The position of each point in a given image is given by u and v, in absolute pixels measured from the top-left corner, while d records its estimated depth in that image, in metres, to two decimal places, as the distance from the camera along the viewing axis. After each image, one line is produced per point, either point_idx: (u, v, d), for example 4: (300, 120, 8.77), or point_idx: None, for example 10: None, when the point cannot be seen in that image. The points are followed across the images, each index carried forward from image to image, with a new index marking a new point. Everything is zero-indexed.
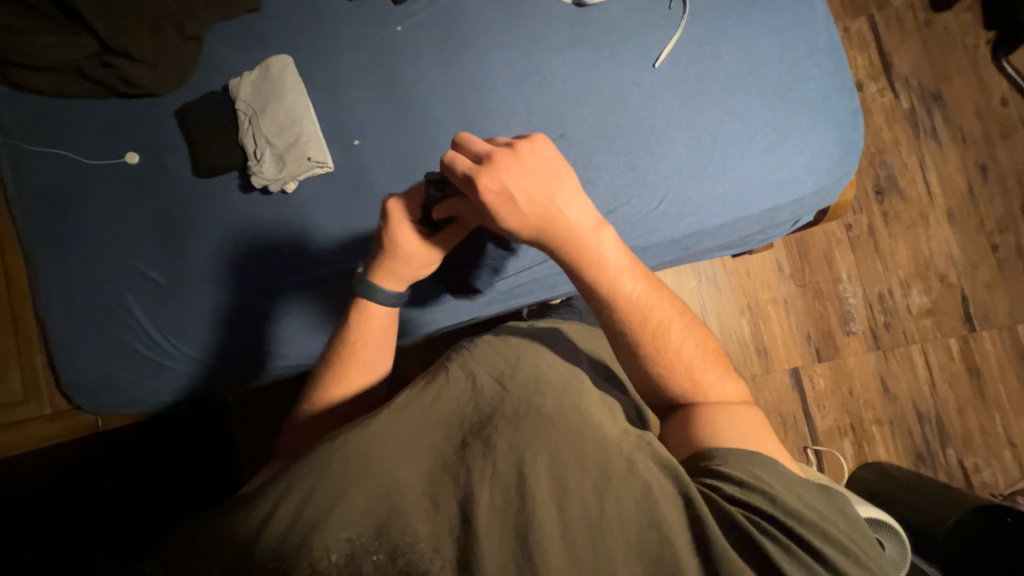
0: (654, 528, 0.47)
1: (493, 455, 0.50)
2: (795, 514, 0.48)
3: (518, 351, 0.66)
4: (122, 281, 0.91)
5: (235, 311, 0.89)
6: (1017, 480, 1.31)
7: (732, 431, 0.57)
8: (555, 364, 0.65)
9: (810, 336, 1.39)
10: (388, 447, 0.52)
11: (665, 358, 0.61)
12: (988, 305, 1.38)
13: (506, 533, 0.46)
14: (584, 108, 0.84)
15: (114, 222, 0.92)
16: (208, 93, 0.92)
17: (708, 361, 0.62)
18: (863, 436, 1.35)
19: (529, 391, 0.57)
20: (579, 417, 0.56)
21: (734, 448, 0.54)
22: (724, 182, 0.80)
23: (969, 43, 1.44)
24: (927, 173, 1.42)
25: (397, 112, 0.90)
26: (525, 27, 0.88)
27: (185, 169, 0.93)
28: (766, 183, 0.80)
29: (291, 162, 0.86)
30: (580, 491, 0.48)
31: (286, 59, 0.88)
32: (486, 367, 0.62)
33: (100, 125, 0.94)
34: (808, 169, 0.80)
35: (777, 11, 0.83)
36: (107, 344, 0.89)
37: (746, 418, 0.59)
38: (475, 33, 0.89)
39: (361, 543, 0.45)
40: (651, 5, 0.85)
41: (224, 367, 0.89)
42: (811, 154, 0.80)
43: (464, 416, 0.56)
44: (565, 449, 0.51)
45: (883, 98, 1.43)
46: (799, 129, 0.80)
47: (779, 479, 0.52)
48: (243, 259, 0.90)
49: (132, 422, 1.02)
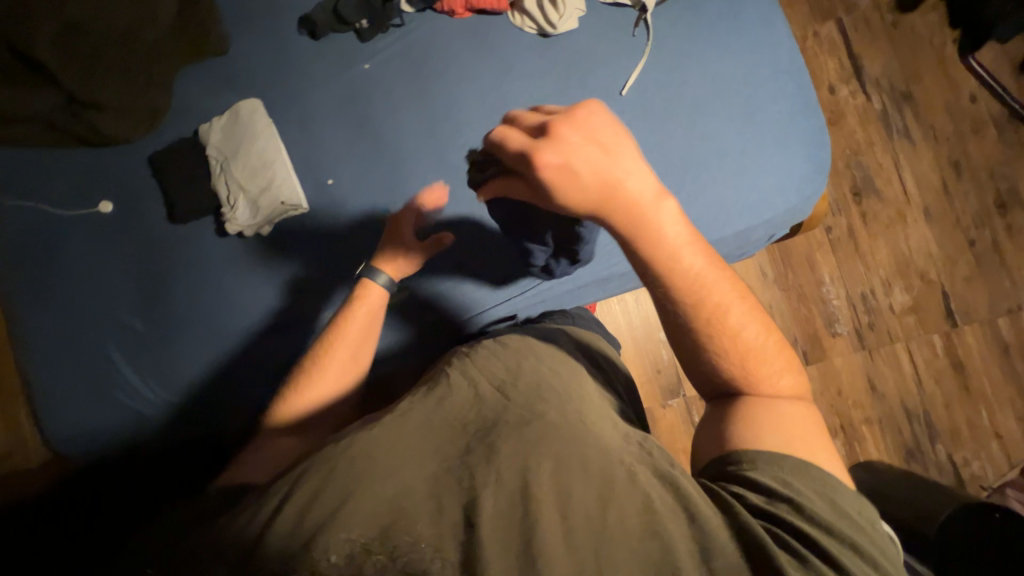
0: (657, 537, 0.46)
1: (496, 462, 0.51)
2: (818, 523, 0.49)
3: (517, 357, 0.69)
4: (104, 331, 0.90)
5: (242, 339, 0.89)
6: (1005, 471, 1.33)
7: (775, 431, 0.57)
8: (557, 369, 0.68)
9: (796, 339, 1.41)
10: (395, 451, 0.54)
11: (729, 346, 0.61)
12: (968, 299, 1.39)
13: (513, 540, 0.45)
14: None
15: (92, 273, 0.91)
16: (179, 140, 0.92)
17: (774, 359, 0.63)
18: (853, 435, 1.37)
19: (532, 401, 0.60)
20: (578, 424, 0.57)
21: (764, 452, 0.55)
22: (697, 207, 0.80)
23: (936, 42, 1.46)
24: (901, 172, 1.44)
25: (369, 149, 0.90)
26: (490, 57, 0.88)
27: (160, 216, 0.92)
28: (738, 207, 0.80)
29: (266, 205, 0.85)
30: (584, 495, 0.49)
31: (255, 102, 0.88)
32: (488, 376, 0.65)
33: (75, 175, 0.93)
34: (777, 191, 0.80)
35: (740, 33, 0.83)
36: (93, 395, 0.88)
37: (792, 415, 0.59)
38: (442, 65, 0.89)
39: (365, 546, 0.44)
40: (616, 32, 0.85)
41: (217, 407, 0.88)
42: (781, 175, 0.80)
43: (467, 422, 0.59)
44: (570, 456, 0.53)
45: (855, 100, 1.45)
46: (767, 151, 0.81)
47: (809, 485, 0.52)
48: (248, 289, 0.90)
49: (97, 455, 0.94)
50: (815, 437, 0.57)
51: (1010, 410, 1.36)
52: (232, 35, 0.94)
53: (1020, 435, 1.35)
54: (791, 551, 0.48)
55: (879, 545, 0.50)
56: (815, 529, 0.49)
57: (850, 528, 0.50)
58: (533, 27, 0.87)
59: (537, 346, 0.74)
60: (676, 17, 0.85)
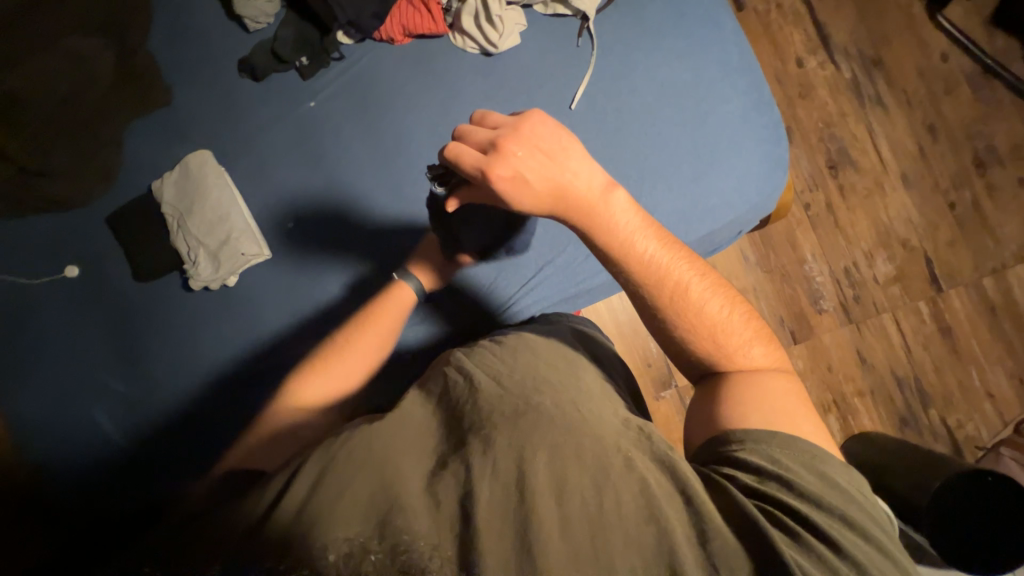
0: (653, 522, 0.47)
1: (492, 454, 0.50)
2: (810, 501, 0.50)
3: (515, 353, 0.66)
4: (86, 394, 0.90)
5: (229, 374, 0.89)
6: (999, 430, 1.34)
7: (761, 408, 0.57)
8: (553, 361, 0.66)
9: (783, 319, 1.40)
10: (391, 443, 0.53)
11: (695, 322, 0.63)
12: (952, 263, 1.39)
13: (508, 533, 0.45)
14: None
15: (66, 338, 0.91)
16: (135, 197, 0.91)
17: (744, 334, 0.64)
18: (846, 408, 1.37)
19: (528, 389, 0.58)
20: (573, 410, 0.56)
21: (753, 429, 0.55)
22: (657, 218, 0.81)
23: (903, 2, 1.43)
24: (876, 141, 1.41)
25: (321, 185, 0.90)
26: (445, 89, 0.89)
27: (126, 276, 0.92)
28: (699, 212, 0.81)
29: (226, 260, 0.86)
30: (580, 484, 0.49)
31: (205, 154, 0.88)
32: (484, 369, 0.62)
33: (36, 243, 0.92)
34: (736, 193, 0.81)
35: (687, 33, 0.84)
36: (80, 460, 0.88)
37: (774, 387, 0.60)
38: (402, 100, 0.89)
39: (364, 544, 0.43)
40: (560, 46, 0.86)
41: (209, 442, 0.87)
42: (738, 176, 0.81)
43: (463, 415, 0.56)
44: (566, 445, 0.51)
45: (824, 71, 1.42)
46: (722, 153, 0.81)
47: (799, 461, 0.53)
48: (235, 325, 0.90)
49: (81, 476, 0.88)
50: (804, 413, 0.58)
51: (1001, 369, 1.37)
52: (175, 84, 0.93)
53: (1011, 393, 1.36)
54: (784, 531, 0.48)
55: (870, 516, 0.50)
56: (806, 508, 0.50)
57: (840, 503, 0.50)
58: (475, 48, 0.88)
59: (534, 342, 0.70)
60: (619, 23, 0.85)
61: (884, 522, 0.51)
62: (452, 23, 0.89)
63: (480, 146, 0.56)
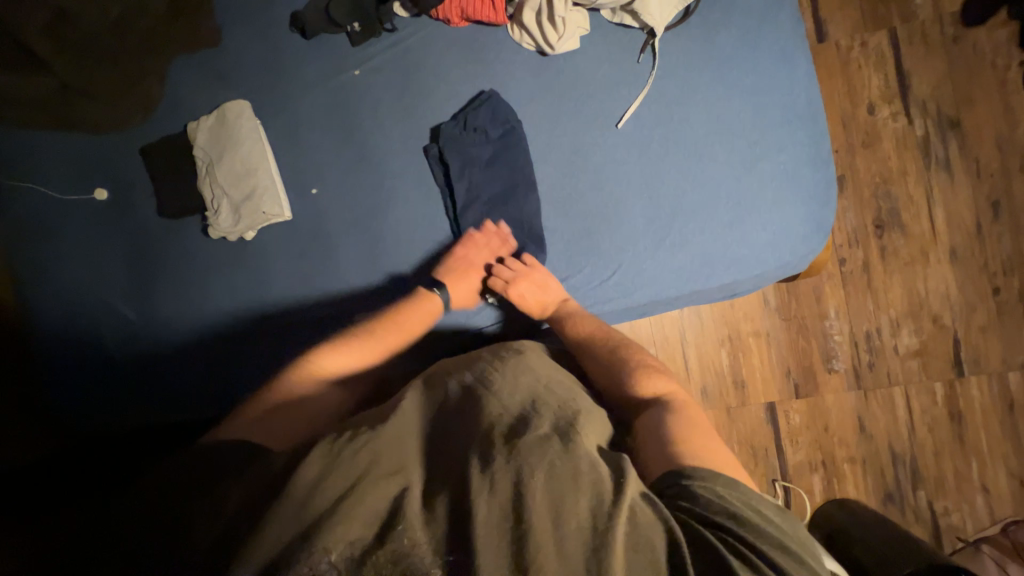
0: (643, 552, 0.47)
1: (492, 470, 0.50)
2: (750, 526, 0.51)
3: (515, 371, 0.67)
4: (99, 318, 0.93)
5: (236, 324, 0.92)
6: (985, 525, 1.30)
7: (686, 437, 0.61)
8: (552, 386, 0.66)
9: (789, 371, 1.36)
10: (397, 442, 0.55)
11: (608, 372, 0.76)
12: (980, 349, 1.32)
13: (504, 550, 0.45)
14: (546, 168, 0.90)
15: (86, 258, 0.94)
16: (171, 134, 0.93)
17: (649, 373, 0.75)
18: (834, 472, 1.34)
19: (526, 411, 0.59)
20: (572, 436, 0.55)
21: (694, 464, 0.57)
22: (680, 255, 0.86)
23: (999, 64, 1.32)
24: (933, 207, 1.33)
25: (352, 158, 0.92)
26: (495, 144, 0.90)
27: (151, 208, 0.94)
28: (725, 258, 0.85)
29: (246, 215, 0.87)
30: (577, 510, 0.49)
31: (242, 104, 0.88)
32: (483, 383, 0.64)
33: (71, 160, 0.94)
34: (769, 247, 0.85)
35: (752, 72, 0.87)
36: (87, 381, 0.92)
37: (684, 415, 0.66)
38: (453, 154, 0.89)
39: (366, 550, 0.44)
40: (622, 59, 0.89)
41: (214, 385, 0.91)
42: (774, 231, 0.85)
43: (467, 428, 0.57)
44: (564, 471, 0.51)
45: (895, 123, 1.33)
46: (764, 206, 0.85)
47: (732, 491, 0.54)
48: (252, 284, 0.92)
49: (85, 397, 0.91)
50: (706, 429, 0.64)
51: (1003, 466, 1.32)
52: (230, 29, 0.94)
53: (1008, 492, 1.31)
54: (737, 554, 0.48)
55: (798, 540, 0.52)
56: (746, 531, 0.50)
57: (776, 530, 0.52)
58: (531, 45, 0.90)
59: (534, 362, 0.70)
60: (687, 47, 0.88)
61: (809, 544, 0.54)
62: (512, 14, 0.89)
63: (505, 276, 0.86)
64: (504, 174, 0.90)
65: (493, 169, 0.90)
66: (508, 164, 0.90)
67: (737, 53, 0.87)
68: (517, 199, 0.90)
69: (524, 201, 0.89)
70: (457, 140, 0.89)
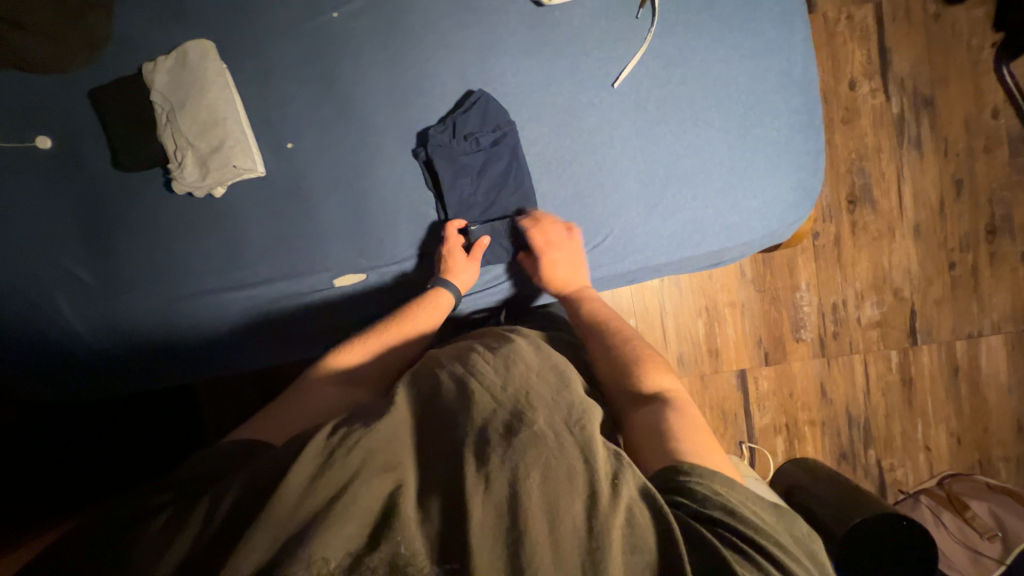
0: (636, 550, 0.48)
1: (487, 470, 0.50)
2: (752, 525, 0.52)
3: (507, 361, 0.64)
4: (49, 282, 0.85)
5: (212, 294, 0.87)
6: (924, 480, 1.43)
7: (693, 439, 0.61)
8: (544, 375, 0.63)
9: (761, 339, 1.42)
10: (391, 440, 0.53)
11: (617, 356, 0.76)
12: (933, 321, 1.42)
13: (499, 546, 0.46)
14: (536, 128, 0.87)
15: (28, 215, 0.85)
16: (124, 78, 0.84)
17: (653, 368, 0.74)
18: (796, 434, 1.43)
19: (520, 406, 0.57)
20: (566, 432, 0.55)
21: (697, 463, 0.57)
22: (671, 222, 0.87)
23: (974, 44, 1.35)
24: (902, 184, 1.38)
25: (334, 112, 0.86)
26: (487, 153, 0.85)
27: (105, 161, 0.85)
28: (715, 226, 0.87)
29: (215, 169, 0.80)
30: (570, 507, 0.49)
31: (205, 44, 0.80)
32: (478, 372, 0.61)
33: (4, 103, 0.83)
34: (758, 215, 0.87)
35: (751, 35, 0.86)
36: (42, 349, 0.85)
37: (689, 413, 0.66)
38: (443, 163, 0.84)
39: (362, 552, 0.44)
40: (618, 13, 0.86)
41: (193, 358, 0.88)
42: (764, 201, 0.87)
43: (461, 424, 0.55)
44: (558, 469, 0.51)
45: (874, 99, 1.35)
46: (756, 175, 0.86)
47: (734, 492, 0.55)
48: (227, 261, 0.87)
49: (43, 367, 0.86)
50: (698, 421, 0.65)
51: (944, 427, 1.44)
52: None
53: (947, 450, 1.44)
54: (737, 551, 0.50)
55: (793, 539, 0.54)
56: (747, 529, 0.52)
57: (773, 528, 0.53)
58: None
59: (525, 351, 0.68)
60: (685, 5, 0.85)
61: (802, 537, 0.56)
62: None
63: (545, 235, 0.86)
64: (498, 179, 0.87)
65: (486, 174, 0.86)
66: (501, 168, 0.86)
67: (735, 14, 0.85)
68: (512, 161, 0.86)
69: (521, 162, 0.86)
70: (444, 148, 0.84)
